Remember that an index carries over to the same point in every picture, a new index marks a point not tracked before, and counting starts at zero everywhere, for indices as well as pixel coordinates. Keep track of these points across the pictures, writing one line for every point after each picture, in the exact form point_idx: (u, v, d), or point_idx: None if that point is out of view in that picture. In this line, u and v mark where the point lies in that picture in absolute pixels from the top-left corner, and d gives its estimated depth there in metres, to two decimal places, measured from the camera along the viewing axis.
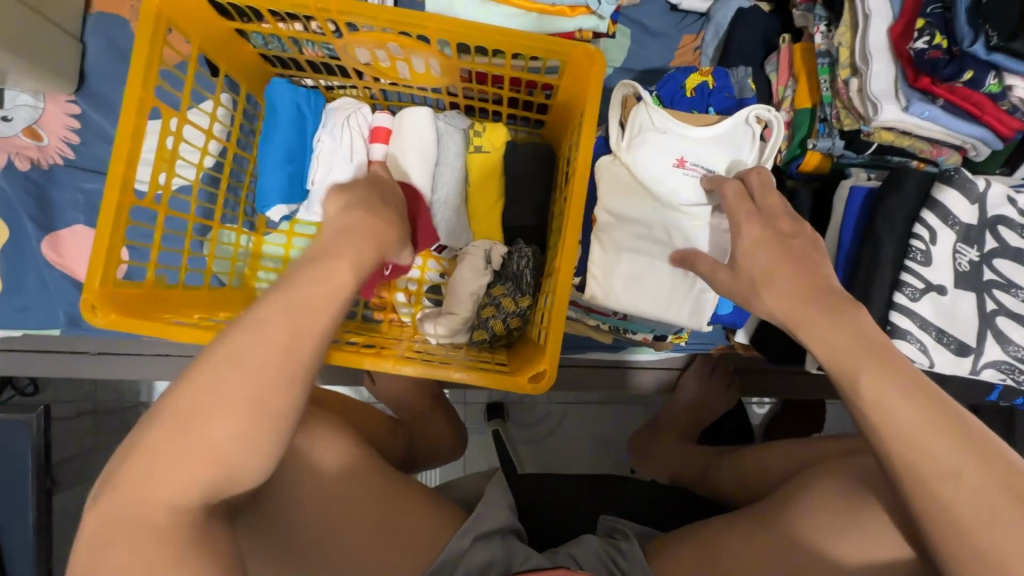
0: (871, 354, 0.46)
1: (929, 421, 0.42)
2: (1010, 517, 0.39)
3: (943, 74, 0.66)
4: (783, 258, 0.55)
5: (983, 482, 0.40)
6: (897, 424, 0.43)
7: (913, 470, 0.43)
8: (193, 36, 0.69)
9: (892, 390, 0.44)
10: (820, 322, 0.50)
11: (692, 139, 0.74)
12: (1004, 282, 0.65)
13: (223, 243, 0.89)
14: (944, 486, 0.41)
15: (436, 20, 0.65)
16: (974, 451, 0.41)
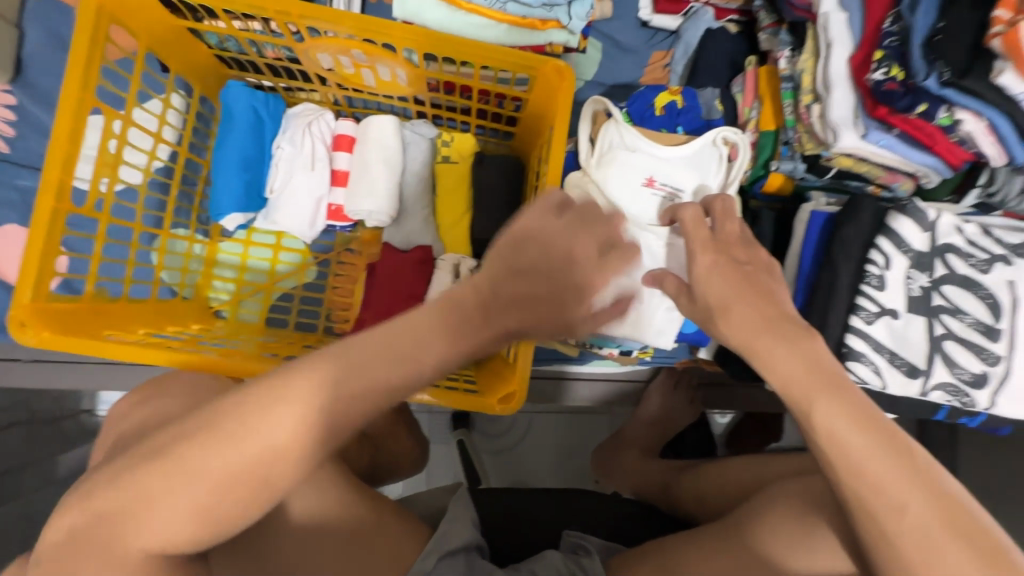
0: (825, 384, 0.46)
1: (886, 458, 0.42)
2: (951, 552, 0.40)
3: (899, 106, 0.68)
4: (740, 285, 0.53)
5: (929, 518, 0.41)
6: (853, 456, 0.43)
7: (866, 506, 0.43)
8: (139, 33, 0.65)
9: (844, 419, 0.44)
10: (773, 346, 0.49)
11: (660, 159, 0.76)
12: (952, 307, 0.67)
13: (173, 252, 0.84)
14: (892, 522, 0.41)
15: (404, 29, 0.63)
16: (921, 485, 0.42)
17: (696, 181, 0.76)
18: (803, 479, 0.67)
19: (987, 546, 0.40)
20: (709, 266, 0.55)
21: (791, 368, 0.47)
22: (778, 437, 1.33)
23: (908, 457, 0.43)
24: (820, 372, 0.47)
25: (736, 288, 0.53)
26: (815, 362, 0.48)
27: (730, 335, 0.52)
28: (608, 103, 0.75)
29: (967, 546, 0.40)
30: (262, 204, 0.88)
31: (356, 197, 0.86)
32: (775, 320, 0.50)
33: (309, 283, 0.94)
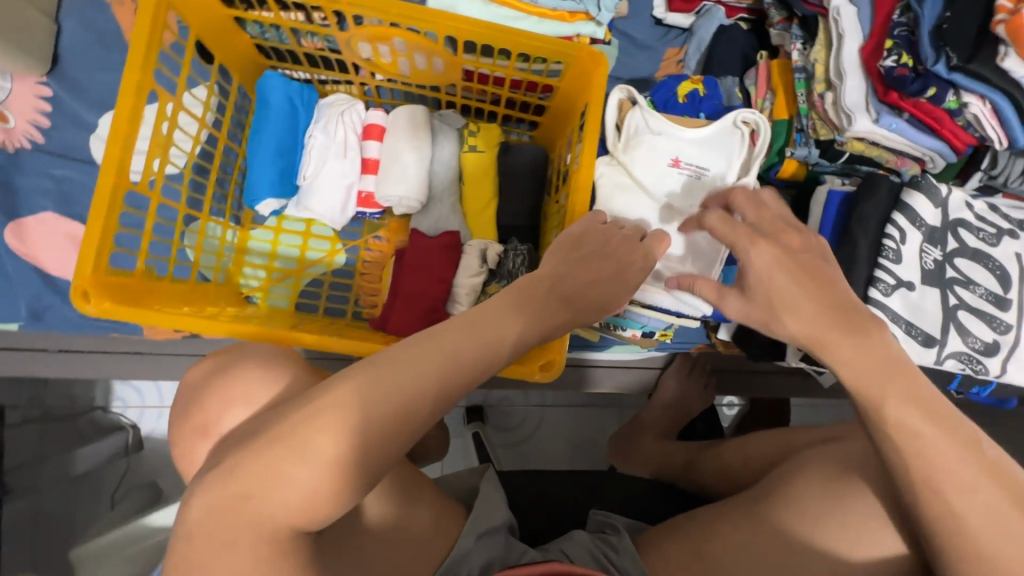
0: (889, 374, 0.49)
1: (954, 444, 0.46)
2: (1019, 529, 0.43)
3: (910, 90, 0.72)
4: (799, 279, 0.54)
5: (994, 496, 0.44)
6: (924, 443, 0.46)
7: (938, 492, 0.45)
8: (191, 20, 0.69)
9: (911, 407, 0.48)
10: (845, 340, 0.51)
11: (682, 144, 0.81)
12: (963, 279, 0.71)
13: (210, 237, 0.86)
14: (958, 498, 0.45)
15: (444, 17, 0.67)
16: (984, 466, 0.45)
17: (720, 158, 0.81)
18: (825, 445, 0.70)
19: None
20: (773, 259, 0.55)
21: (861, 360, 0.50)
22: (786, 424, 1.32)
23: (968, 440, 0.46)
24: (888, 366, 0.50)
25: (798, 283, 0.54)
26: (880, 354, 0.50)
27: (799, 328, 0.53)
28: (633, 91, 0.81)
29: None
30: (294, 191, 0.90)
31: (386, 182, 0.89)
32: (835, 311, 0.52)
33: (338, 269, 0.96)
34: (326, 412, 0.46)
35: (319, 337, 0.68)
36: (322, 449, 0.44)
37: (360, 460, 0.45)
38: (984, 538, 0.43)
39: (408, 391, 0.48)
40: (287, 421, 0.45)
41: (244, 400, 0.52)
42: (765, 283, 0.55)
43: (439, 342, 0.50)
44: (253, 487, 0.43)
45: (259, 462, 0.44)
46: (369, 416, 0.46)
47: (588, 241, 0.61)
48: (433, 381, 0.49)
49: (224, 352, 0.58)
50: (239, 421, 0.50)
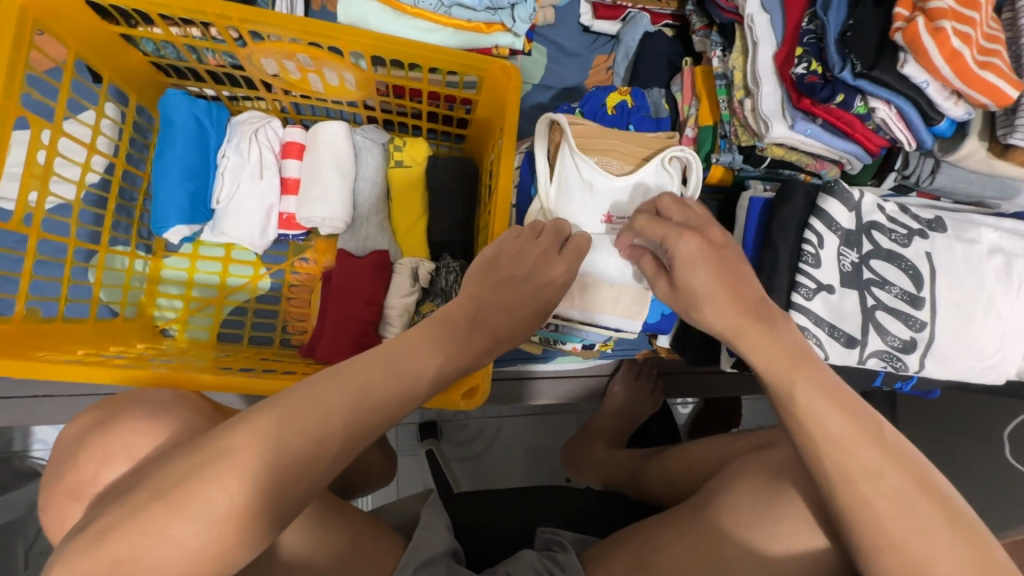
0: (796, 362, 0.48)
1: (861, 433, 0.44)
2: (924, 519, 0.42)
3: (820, 97, 0.73)
4: (722, 271, 0.54)
5: (901, 481, 0.43)
6: (834, 432, 0.45)
7: (848, 480, 0.44)
8: (68, 40, 0.63)
9: (822, 397, 0.46)
10: (756, 333, 0.51)
11: (614, 168, 0.79)
12: (880, 280, 0.73)
13: (113, 268, 0.80)
14: (868, 484, 0.43)
15: (348, 32, 0.63)
16: (894, 455, 0.44)
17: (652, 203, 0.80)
18: (761, 449, 0.70)
19: (955, 513, 0.42)
20: (701, 248, 0.56)
21: (773, 353, 0.49)
22: (737, 426, 1.36)
23: (880, 431, 0.45)
24: (794, 354, 0.49)
25: (719, 277, 0.54)
26: (789, 345, 0.50)
27: (719, 318, 0.53)
28: (565, 129, 0.76)
29: (938, 515, 0.42)
30: (208, 216, 0.85)
31: (309, 203, 0.85)
32: (748, 304, 0.52)
33: (263, 295, 0.91)
34: (215, 458, 0.40)
35: (227, 377, 0.64)
36: (206, 502, 0.39)
37: (255, 508, 0.40)
38: (891, 524, 0.42)
39: (312, 431, 0.43)
40: (171, 474, 0.40)
41: (128, 455, 0.47)
42: (691, 275, 0.55)
43: (347, 377, 0.47)
44: (123, 552, 0.37)
45: (129, 523, 0.38)
46: (266, 457, 0.41)
47: (504, 263, 0.59)
48: (343, 417, 0.45)
49: (104, 406, 0.53)
50: (123, 479, 0.44)
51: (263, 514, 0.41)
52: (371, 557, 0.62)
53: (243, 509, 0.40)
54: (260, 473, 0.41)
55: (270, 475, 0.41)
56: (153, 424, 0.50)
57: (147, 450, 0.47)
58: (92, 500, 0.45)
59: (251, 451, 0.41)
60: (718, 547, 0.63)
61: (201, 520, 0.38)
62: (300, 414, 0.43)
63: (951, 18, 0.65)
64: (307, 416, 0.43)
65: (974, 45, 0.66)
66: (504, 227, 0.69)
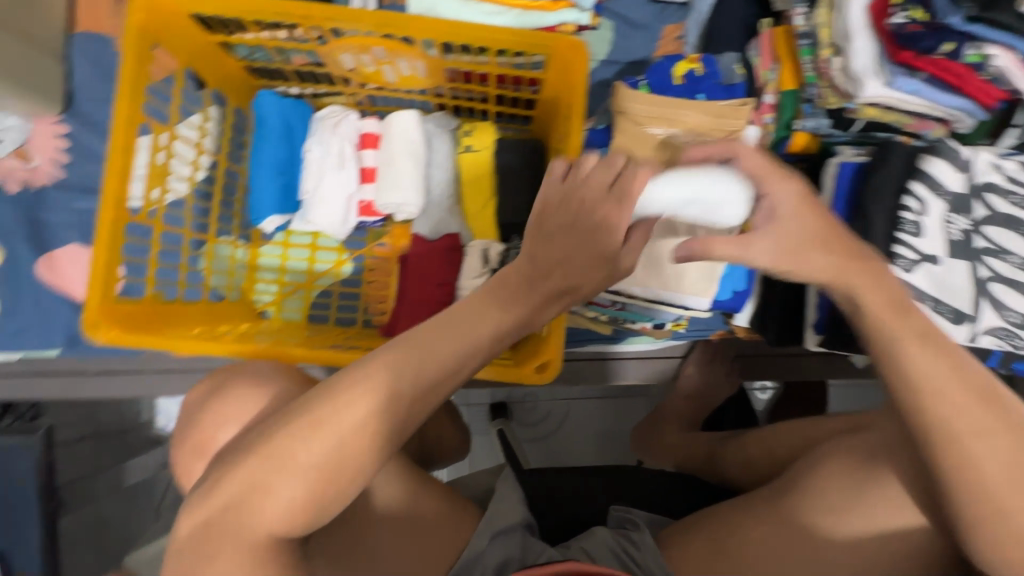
0: (899, 313, 0.48)
1: (973, 391, 0.44)
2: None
3: (923, 47, 0.67)
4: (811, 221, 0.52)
5: (1011, 439, 0.42)
6: (940, 392, 0.44)
7: (954, 439, 0.43)
8: (178, 52, 0.70)
9: (923, 352, 0.46)
10: (861, 281, 0.49)
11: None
12: (996, 249, 0.65)
13: (219, 257, 0.89)
14: (976, 444, 0.43)
15: (420, 21, 0.66)
16: (1002, 412, 0.43)
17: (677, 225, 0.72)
18: (850, 432, 0.66)
19: None
20: (796, 196, 0.52)
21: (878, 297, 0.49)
22: (825, 412, 1.27)
23: (987, 386, 0.45)
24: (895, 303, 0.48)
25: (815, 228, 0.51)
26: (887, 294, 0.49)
27: (817, 270, 0.50)
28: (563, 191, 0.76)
29: None
30: (297, 207, 0.92)
31: (385, 191, 0.89)
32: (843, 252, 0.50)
33: (346, 280, 0.98)
34: (316, 421, 0.45)
35: (322, 352, 0.69)
36: (310, 459, 0.44)
37: (349, 466, 0.44)
38: (994, 488, 0.42)
39: (396, 396, 0.46)
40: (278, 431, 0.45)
41: (240, 416, 0.54)
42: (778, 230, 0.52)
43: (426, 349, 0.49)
44: (242, 495, 0.43)
45: (248, 473, 0.44)
46: (356, 420, 0.45)
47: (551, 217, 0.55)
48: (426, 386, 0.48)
49: (219, 373, 0.61)
50: (238, 435, 0.51)
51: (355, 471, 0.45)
52: (451, 523, 0.66)
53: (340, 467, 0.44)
54: (352, 433, 0.45)
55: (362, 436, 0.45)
56: (259, 390, 0.56)
57: (256, 415, 0.53)
58: (214, 456, 0.52)
59: (344, 415, 0.45)
60: (799, 528, 0.60)
61: (307, 477, 0.43)
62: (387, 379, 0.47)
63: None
64: (394, 382, 0.47)
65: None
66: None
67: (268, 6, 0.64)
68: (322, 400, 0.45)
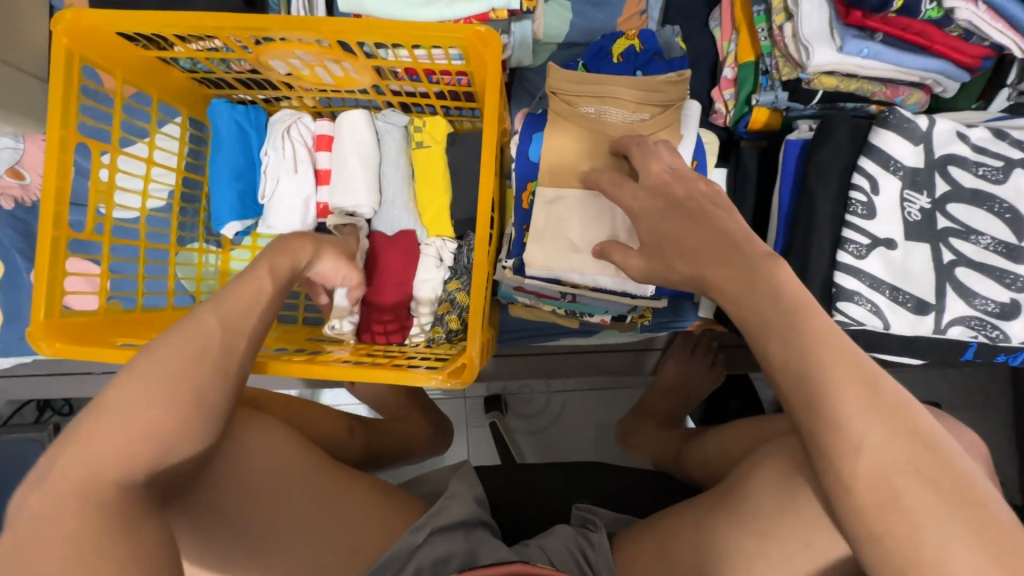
0: (789, 310, 0.42)
1: (853, 401, 0.37)
2: (918, 507, 0.34)
3: (871, 6, 0.59)
4: (692, 224, 0.50)
5: (890, 456, 0.36)
6: (810, 399, 0.39)
7: (827, 456, 0.38)
8: (113, 69, 0.72)
9: (800, 356, 0.40)
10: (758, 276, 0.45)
11: (609, 119, 0.69)
12: (962, 229, 0.58)
13: (186, 263, 0.93)
14: (846, 460, 0.37)
15: (326, 23, 0.65)
16: (889, 423, 0.37)
17: (593, 217, 0.68)
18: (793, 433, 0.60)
19: (965, 497, 0.34)
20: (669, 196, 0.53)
21: (750, 296, 0.44)
22: None
23: (878, 391, 0.38)
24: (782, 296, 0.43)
25: (694, 229, 0.49)
26: (769, 293, 0.43)
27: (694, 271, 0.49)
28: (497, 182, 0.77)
29: (942, 508, 0.34)
30: (259, 211, 0.94)
31: (337, 194, 0.90)
32: (743, 249, 0.46)
33: None
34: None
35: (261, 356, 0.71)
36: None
37: None
38: (872, 513, 0.35)
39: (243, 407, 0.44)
40: None
41: None
42: (656, 243, 0.53)
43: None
44: None
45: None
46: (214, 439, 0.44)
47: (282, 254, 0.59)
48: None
49: None
50: None
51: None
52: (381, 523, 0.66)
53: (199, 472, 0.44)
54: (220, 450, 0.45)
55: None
56: None
57: None
58: None
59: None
60: (731, 536, 0.56)
61: None
62: (237, 386, 0.44)
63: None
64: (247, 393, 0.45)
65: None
66: (493, 193, 0.66)
67: (185, 20, 0.65)
68: None
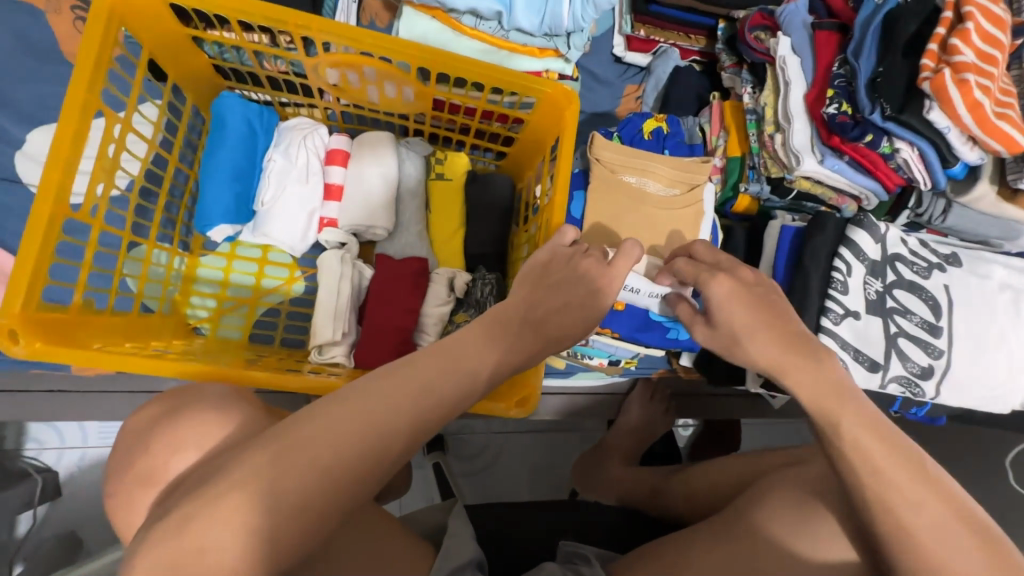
0: (838, 396, 0.50)
1: (903, 463, 0.45)
2: (971, 554, 0.41)
3: (850, 136, 0.78)
4: (758, 312, 0.56)
5: (940, 512, 0.43)
6: (872, 462, 0.45)
7: (891, 511, 0.44)
8: (144, 39, 0.65)
9: (860, 427, 0.47)
10: (805, 370, 0.52)
11: (648, 188, 0.82)
12: (902, 309, 0.78)
13: (156, 264, 0.81)
14: (908, 513, 0.43)
15: (419, 49, 0.66)
16: (931, 484, 0.44)
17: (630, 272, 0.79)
18: (788, 465, 0.72)
19: (995, 542, 0.42)
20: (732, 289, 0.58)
21: (820, 348, 0.54)
22: (738, 449, 1.37)
23: (915, 456, 0.46)
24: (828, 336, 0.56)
25: (756, 311, 0.56)
26: (828, 382, 0.51)
27: (759, 354, 0.55)
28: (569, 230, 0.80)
29: (985, 549, 0.41)
30: (250, 216, 0.86)
31: (352, 211, 0.87)
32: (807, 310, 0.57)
33: (297, 297, 0.91)
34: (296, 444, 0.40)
35: (281, 376, 0.65)
36: (294, 480, 0.40)
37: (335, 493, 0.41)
38: (935, 556, 0.42)
39: (380, 424, 0.43)
40: (258, 463, 0.40)
41: (204, 445, 0.47)
42: (725, 312, 0.58)
43: (414, 368, 0.47)
44: (210, 539, 0.38)
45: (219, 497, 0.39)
46: (335, 459, 0.41)
47: (554, 271, 0.60)
48: (406, 404, 0.45)
49: (173, 396, 0.54)
50: (195, 471, 0.44)
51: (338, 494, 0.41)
52: (411, 560, 0.62)
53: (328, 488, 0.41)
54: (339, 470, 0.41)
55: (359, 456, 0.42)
56: (225, 415, 0.50)
57: (218, 441, 0.46)
58: (167, 486, 0.45)
59: (340, 429, 0.42)
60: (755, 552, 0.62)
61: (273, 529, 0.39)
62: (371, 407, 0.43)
63: (979, 6, 0.74)
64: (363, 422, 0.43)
65: (974, 42, 0.73)
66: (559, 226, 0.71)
67: (256, 8, 0.62)
68: (316, 433, 0.42)
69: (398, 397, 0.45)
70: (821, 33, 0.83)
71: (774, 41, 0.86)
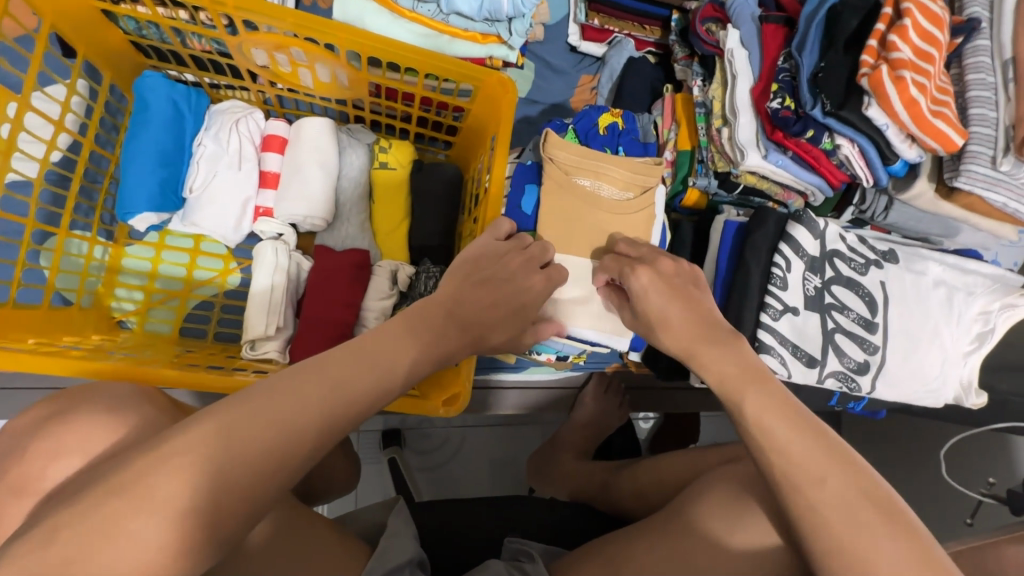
0: (752, 378, 0.50)
1: (807, 439, 0.44)
2: (875, 529, 0.40)
3: (792, 131, 0.78)
4: (675, 298, 0.59)
5: (845, 486, 0.42)
6: (777, 441, 0.45)
7: (796, 488, 0.43)
8: (42, 9, 0.60)
9: (768, 408, 0.47)
10: (710, 351, 0.54)
11: (601, 193, 0.81)
12: (839, 305, 0.78)
13: (71, 254, 0.76)
14: (813, 490, 0.42)
15: (346, 31, 0.62)
16: (840, 460, 0.43)
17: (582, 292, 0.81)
18: (729, 460, 0.72)
19: (895, 514, 0.41)
20: (651, 280, 0.62)
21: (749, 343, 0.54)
22: (696, 442, 1.37)
23: (820, 433, 0.45)
24: None
25: (673, 300, 0.59)
26: (744, 362, 0.52)
27: (674, 340, 0.58)
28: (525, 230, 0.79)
29: (889, 525, 0.40)
30: (179, 205, 0.82)
31: (287, 199, 0.83)
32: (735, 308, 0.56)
33: (231, 291, 0.87)
34: (177, 451, 0.36)
35: (199, 375, 0.62)
36: (179, 486, 0.35)
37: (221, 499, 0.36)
38: (838, 528, 0.41)
39: (287, 430, 0.39)
40: (131, 468, 0.36)
41: (92, 450, 0.43)
42: (646, 300, 0.61)
43: (325, 365, 0.44)
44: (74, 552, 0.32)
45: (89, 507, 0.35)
46: (225, 464, 0.37)
47: (486, 266, 0.59)
48: (312, 405, 0.42)
49: (64, 397, 0.50)
50: (75, 478, 0.41)
51: (234, 503, 0.37)
52: (339, 562, 0.59)
53: (222, 495, 0.36)
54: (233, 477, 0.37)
55: (264, 459, 0.38)
56: (119, 416, 0.46)
57: (107, 446, 0.43)
58: (44, 499, 0.41)
59: (232, 432, 0.38)
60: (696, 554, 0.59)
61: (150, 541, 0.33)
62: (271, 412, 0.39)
63: (917, 3, 0.75)
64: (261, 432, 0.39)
65: (911, 39, 0.74)
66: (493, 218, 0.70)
67: None
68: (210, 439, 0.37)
69: (300, 398, 0.41)
70: (769, 26, 0.83)
71: (723, 33, 0.85)
